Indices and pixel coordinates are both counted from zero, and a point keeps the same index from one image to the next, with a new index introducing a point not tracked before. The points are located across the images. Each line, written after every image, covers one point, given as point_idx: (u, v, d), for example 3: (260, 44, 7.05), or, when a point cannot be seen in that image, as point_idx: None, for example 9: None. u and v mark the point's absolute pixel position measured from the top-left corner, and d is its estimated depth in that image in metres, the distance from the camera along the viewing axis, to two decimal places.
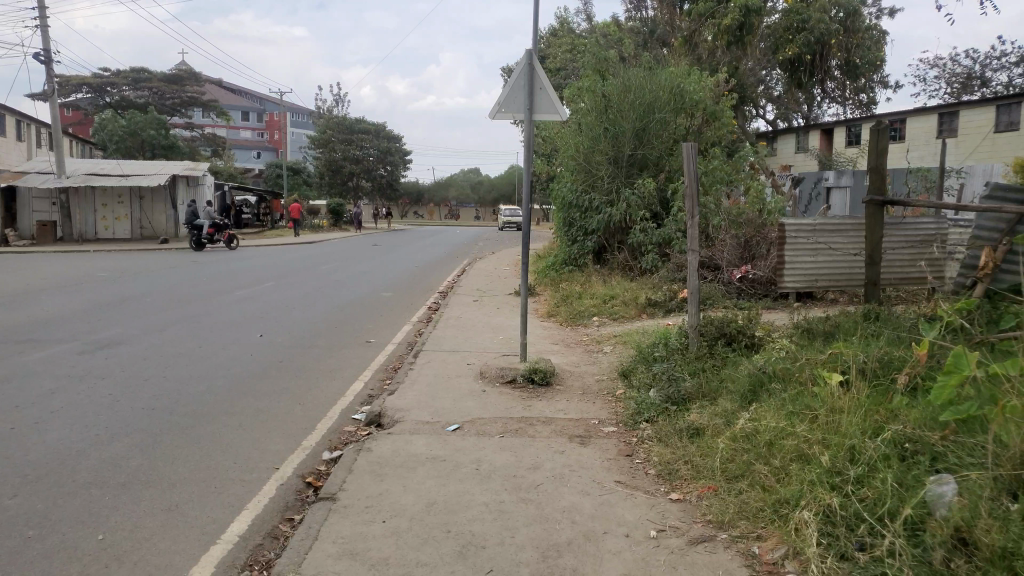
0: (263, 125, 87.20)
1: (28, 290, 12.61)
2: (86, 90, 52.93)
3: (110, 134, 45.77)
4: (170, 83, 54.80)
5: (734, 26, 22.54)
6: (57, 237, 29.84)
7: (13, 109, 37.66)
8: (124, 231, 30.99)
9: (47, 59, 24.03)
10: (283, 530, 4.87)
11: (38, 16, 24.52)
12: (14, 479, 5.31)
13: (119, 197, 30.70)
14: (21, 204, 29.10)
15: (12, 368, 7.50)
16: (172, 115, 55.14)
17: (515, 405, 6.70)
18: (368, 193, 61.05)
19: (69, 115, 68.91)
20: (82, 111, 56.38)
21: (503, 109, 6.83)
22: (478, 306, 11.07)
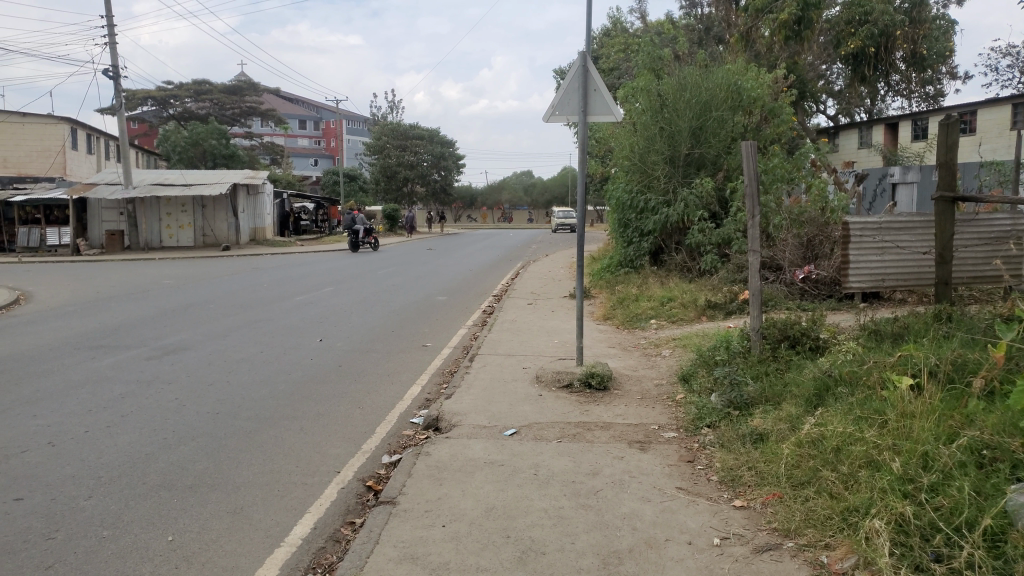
0: (320, 133, 88.85)
1: (99, 297, 13.12)
2: (150, 103, 54.72)
3: (174, 145, 47.40)
4: (230, 94, 56.28)
5: (792, 20, 21.32)
6: (125, 245, 31.05)
7: (83, 124, 39.23)
8: (187, 239, 31.79)
9: (116, 74, 24.95)
10: (345, 533, 4.93)
11: (107, 34, 25.45)
12: (89, 480, 5.51)
13: (183, 205, 31.61)
14: (91, 214, 30.92)
15: (86, 373, 7.79)
16: (233, 124, 56.75)
17: (573, 409, 6.65)
18: (423, 199, 61.61)
19: (136, 128, 71.50)
20: (148, 124, 58.40)
21: (557, 112, 6.80)
22: (532, 309, 11.03)
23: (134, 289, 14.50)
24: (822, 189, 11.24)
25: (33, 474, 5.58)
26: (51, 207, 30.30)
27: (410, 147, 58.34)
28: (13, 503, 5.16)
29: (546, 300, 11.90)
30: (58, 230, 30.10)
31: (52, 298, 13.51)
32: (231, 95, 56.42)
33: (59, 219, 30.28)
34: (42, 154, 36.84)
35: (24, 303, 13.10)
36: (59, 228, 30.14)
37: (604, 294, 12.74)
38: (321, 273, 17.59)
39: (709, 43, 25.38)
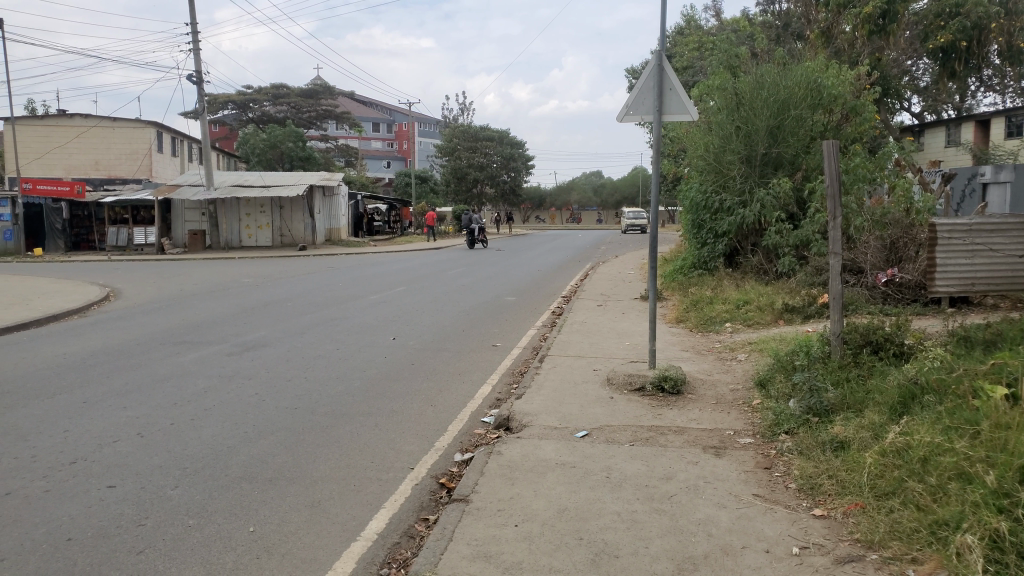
0: (392, 135, 90.31)
1: (184, 294, 13.64)
2: (231, 107, 56.72)
3: (252, 148, 48.89)
4: (307, 97, 57.78)
5: (876, 14, 19.71)
6: (207, 245, 32.23)
7: (168, 127, 40.91)
8: (265, 239, 32.69)
9: (199, 80, 25.89)
10: (419, 530, 4.98)
11: (192, 40, 26.44)
12: (176, 471, 5.73)
13: (262, 206, 32.57)
14: (175, 215, 32.17)
15: (171, 368, 8.11)
16: (308, 127, 58.27)
17: (646, 413, 6.57)
18: (492, 200, 61.57)
19: (218, 130, 74.31)
20: (228, 127, 60.55)
21: (631, 112, 6.73)
22: (602, 310, 10.95)
23: (215, 286, 15.03)
24: (907, 190, 10.84)
25: (124, 463, 5.83)
26: (138, 207, 31.85)
27: (481, 147, 58.65)
28: (106, 490, 5.40)
29: (617, 301, 11.82)
30: (145, 229, 31.38)
31: (141, 294, 14.16)
32: (307, 98, 57.96)
33: (145, 219, 31.85)
34: (129, 157, 38.50)
35: (114, 298, 13.77)
36: (145, 228, 31.42)
37: (677, 296, 12.61)
38: (393, 273, 17.89)
39: (788, 40, 24.76)
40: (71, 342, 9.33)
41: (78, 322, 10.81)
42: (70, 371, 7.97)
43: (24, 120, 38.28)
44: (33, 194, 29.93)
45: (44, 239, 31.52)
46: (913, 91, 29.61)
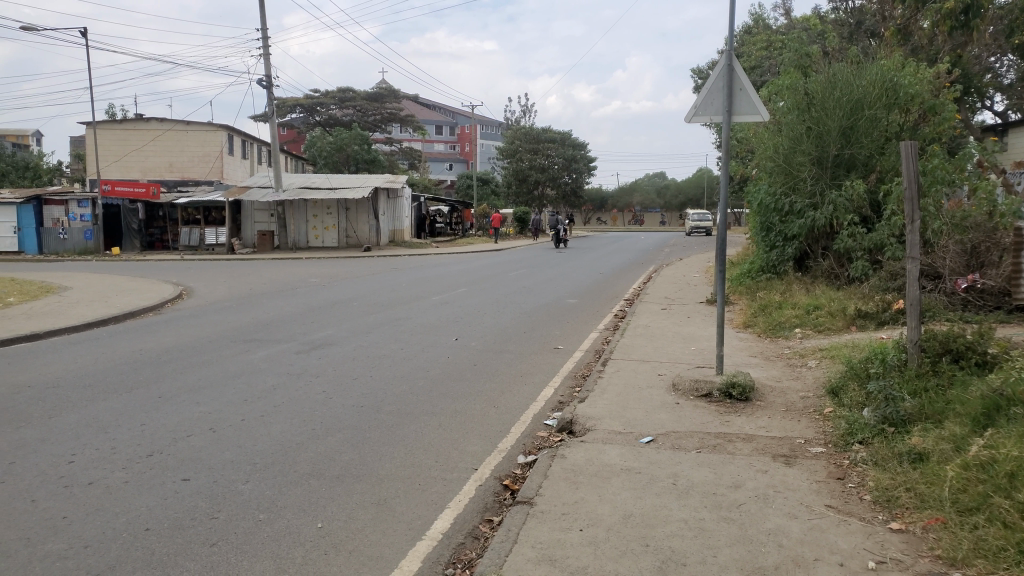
0: (455, 138, 91.08)
1: (255, 294, 13.99)
2: (299, 111, 58.05)
3: (319, 150, 49.74)
4: (372, 101, 58.69)
5: (958, 9, 17.59)
6: (275, 245, 33.09)
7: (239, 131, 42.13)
8: (332, 239, 33.39)
9: (268, 84, 26.54)
10: (483, 531, 5.00)
11: (262, 46, 27.13)
12: (246, 465, 5.87)
13: (329, 208, 33.23)
14: (245, 215, 32.83)
15: (242, 365, 8.33)
16: (373, 130, 59.20)
17: (713, 420, 6.45)
18: (553, 202, 61.05)
19: (287, 133, 76.25)
20: (296, 130, 62.13)
21: (699, 113, 6.64)
22: (665, 314, 10.80)
23: (284, 286, 15.39)
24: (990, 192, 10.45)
25: (197, 457, 6.00)
26: (210, 208, 32.46)
27: (543, 149, 58.19)
28: (181, 483, 5.57)
29: (681, 305, 11.65)
30: (215, 229, 32.26)
31: (215, 293, 14.60)
32: (372, 101, 58.91)
33: (216, 220, 32.44)
34: (201, 160, 39.85)
35: (188, 297, 14.24)
36: (216, 228, 32.28)
37: (744, 300, 12.42)
38: (456, 275, 18.00)
39: (861, 39, 23.53)
40: (148, 338, 9.67)
41: (155, 320, 11.21)
42: (148, 367, 8.25)
43: (105, 125, 39.85)
44: (112, 195, 31.09)
45: (122, 239, 32.87)
46: (995, 89, 27.96)
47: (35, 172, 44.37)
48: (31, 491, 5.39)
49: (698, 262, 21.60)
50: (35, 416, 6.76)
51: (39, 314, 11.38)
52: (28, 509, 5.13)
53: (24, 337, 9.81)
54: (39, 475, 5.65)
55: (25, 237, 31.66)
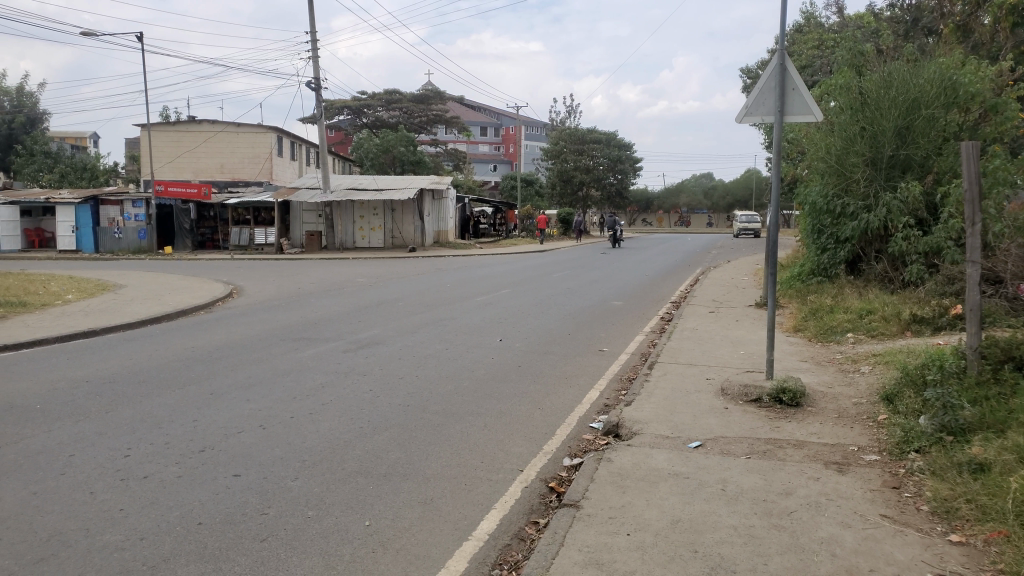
0: (500, 139, 91.35)
1: (303, 293, 14.22)
2: (346, 112, 58.87)
3: (366, 151, 50.20)
4: (418, 103, 59.20)
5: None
6: (322, 245, 33.48)
7: (288, 133, 42.86)
8: (378, 240, 33.72)
9: (317, 87, 26.93)
10: (529, 532, 4.99)
11: (311, 49, 27.54)
12: (296, 462, 5.96)
13: (375, 209, 33.57)
14: (294, 216, 33.52)
15: (291, 362, 8.47)
16: (419, 131, 59.65)
17: (763, 425, 6.34)
18: (598, 203, 60.40)
19: (335, 134, 77.46)
20: (343, 132, 62.99)
21: (750, 114, 6.58)
22: (713, 317, 10.66)
23: (332, 286, 15.61)
24: None
25: (248, 453, 6.11)
26: (259, 209, 33.11)
27: (588, 150, 57.61)
28: (232, 479, 5.67)
29: (730, 308, 11.50)
30: (265, 230, 33.02)
31: (266, 292, 14.89)
32: (418, 103, 59.45)
33: (266, 220, 33.22)
34: (252, 161, 40.63)
35: (238, 295, 14.53)
36: (265, 228, 33.04)
37: (794, 303, 12.23)
38: (501, 276, 18.07)
39: (918, 36, 23.20)
40: (200, 336, 9.90)
41: (208, 317, 11.48)
42: (199, 363, 8.44)
43: (159, 127, 40.92)
44: (165, 195, 31.93)
45: (174, 238, 33.72)
46: None
47: (93, 172, 45.79)
48: (89, 483, 5.55)
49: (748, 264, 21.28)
50: (92, 410, 6.96)
51: (97, 311, 11.73)
52: (87, 501, 5.28)
53: (81, 333, 10.11)
54: (97, 468, 5.81)
55: (82, 237, 32.70)
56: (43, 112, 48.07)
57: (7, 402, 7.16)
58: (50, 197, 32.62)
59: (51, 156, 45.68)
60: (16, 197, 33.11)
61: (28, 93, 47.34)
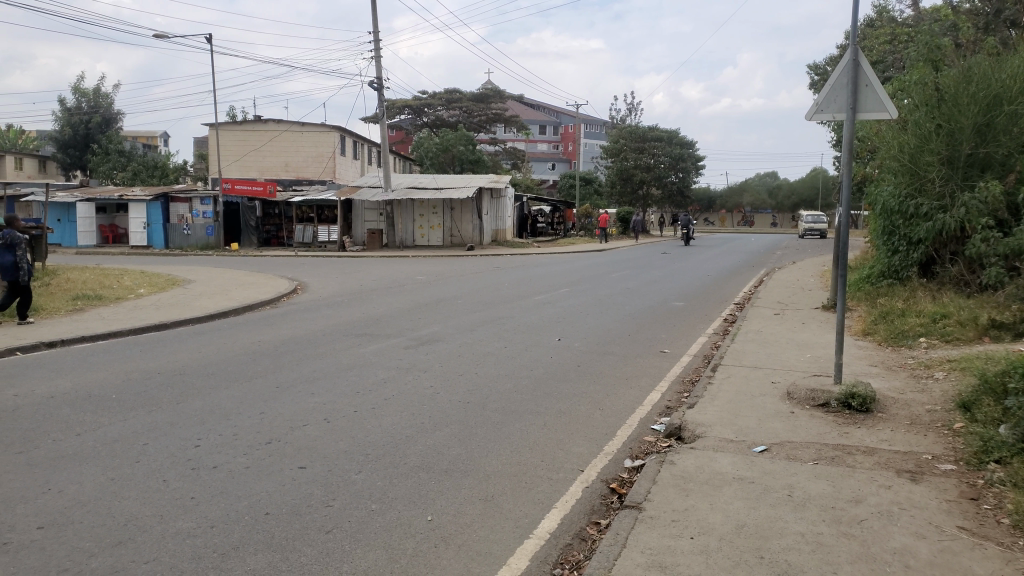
0: (559, 137, 91.12)
1: (366, 290, 14.45)
2: (407, 112, 59.56)
3: (426, 151, 50.66)
4: (478, 102, 59.57)
5: None
6: (383, 244, 33.97)
7: (351, 132, 43.61)
8: (436, 238, 34.00)
9: (379, 86, 27.28)
10: (591, 533, 4.96)
11: (374, 49, 27.90)
12: (359, 456, 6.05)
13: (434, 208, 33.85)
14: (356, 214, 34.06)
15: (354, 358, 8.61)
16: (478, 130, 59.95)
17: (831, 430, 6.19)
18: (658, 202, 59.14)
19: (395, 134, 78.52)
20: (403, 131, 63.80)
21: (821, 111, 6.46)
22: (778, 320, 10.44)
23: (394, 283, 15.83)
24: None
25: (313, 446, 6.23)
26: (323, 207, 34.10)
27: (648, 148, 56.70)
28: (298, 470, 5.79)
29: (795, 310, 11.24)
30: (328, 227, 33.95)
31: (330, 288, 15.19)
32: (478, 102, 59.88)
33: (329, 218, 34.05)
34: (316, 160, 41.47)
35: (303, 291, 14.85)
36: (329, 226, 34.05)
37: (864, 306, 11.90)
38: (561, 274, 18.08)
39: (1000, 29, 21.71)
40: (266, 330, 10.14)
41: (274, 312, 11.73)
42: (265, 357, 8.64)
43: (226, 126, 42.12)
44: (232, 193, 32.88)
45: (240, 234, 34.57)
46: None
47: (163, 171, 47.35)
48: (163, 471, 5.73)
49: (813, 265, 20.80)
50: (165, 401, 7.20)
51: (169, 305, 12.14)
52: (160, 488, 5.45)
53: (153, 326, 10.46)
54: (170, 457, 6.00)
55: (153, 233, 33.95)
56: (118, 112, 49.82)
57: (85, 391, 7.46)
58: (123, 194, 33.88)
59: (125, 155, 47.41)
60: (91, 194, 34.44)
61: (104, 94, 48.97)
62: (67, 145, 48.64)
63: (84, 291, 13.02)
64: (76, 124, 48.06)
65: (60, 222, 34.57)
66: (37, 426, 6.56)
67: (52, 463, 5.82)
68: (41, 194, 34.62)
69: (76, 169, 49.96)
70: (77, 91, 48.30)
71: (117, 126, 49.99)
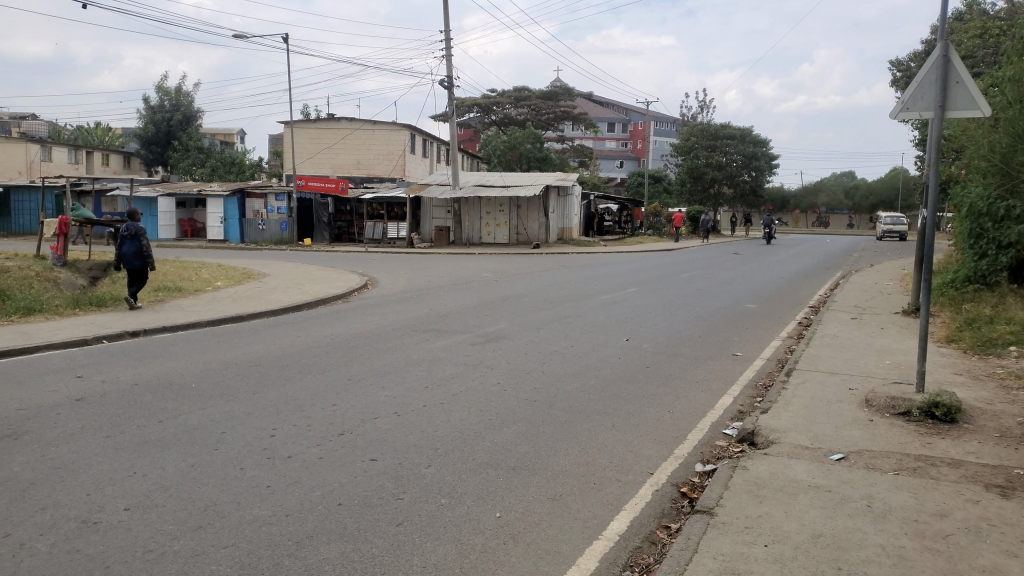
0: (628, 135, 90.43)
1: (439, 286, 14.63)
2: (475, 110, 60.02)
3: (493, 148, 50.93)
4: (547, 99, 59.58)
5: None
6: (450, 240, 34.29)
7: (420, 130, 44.19)
8: (503, 236, 34.14)
9: (449, 85, 27.51)
10: (660, 536, 4.91)
11: (445, 48, 28.17)
12: (428, 450, 6.13)
13: (501, 205, 34.00)
14: (424, 211, 34.48)
15: (422, 353, 8.72)
16: (545, 128, 59.96)
17: (913, 440, 5.97)
18: (730, 201, 57.50)
19: (464, 132, 79.27)
20: (471, 128, 64.35)
21: (907, 109, 6.25)
22: (855, 324, 10.14)
23: (465, 280, 15.98)
24: None
25: (384, 439, 6.34)
26: (393, 204, 34.66)
27: (721, 146, 55.54)
28: (369, 462, 5.90)
29: (873, 315, 10.89)
30: (397, 224, 34.49)
31: (401, 284, 15.41)
32: (546, 100, 59.88)
33: (398, 215, 34.65)
34: (386, 157, 42.20)
35: (373, 286, 15.14)
36: (398, 223, 34.61)
37: (949, 312, 11.48)
38: (629, 274, 17.98)
39: None
40: (336, 324, 10.35)
41: (345, 306, 11.98)
42: (337, 351, 8.83)
43: (299, 124, 43.24)
44: (306, 189, 33.94)
45: (313, 230, 35.39)
46: None
47: (239, 167, 48.94)
48: (240, 459, 5.91)
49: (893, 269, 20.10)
50: (242, 391, 7.43)
51: (246, 298, 12.52)
52: (238, 476, 5.63)
53: (229, 318, 10.81)
54: (247, 445, 6.19)
55: (230, 228, 34.97)
56: (197, 111, 51.34)
57: (167, 379, 7.76)
58: (201, 190, 35.12)
59: (203, 151, 49.14)
60: (170, 189, 35.82)
61: (185, 93, 50.73)
62: (151, 142, 50.78)
63: (166, 283, 13.55)
64: (158, 122, 50.10)
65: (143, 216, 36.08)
66: (122, 412, 6.86)
67: (137, 448, 6.07)
68: (124, 189, 36.18)
69: (158, 164, 51.89)
70: (160, 90, 50.38)
71: (196, 124, 51.87)
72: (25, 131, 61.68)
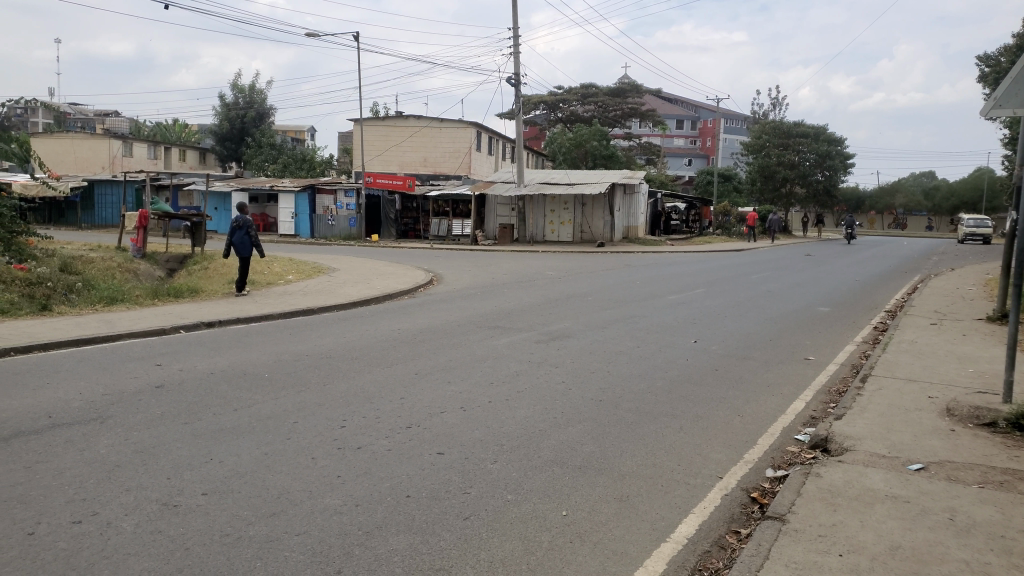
0: (696, 132, 89.14)
1: (510, 284, 14.69)
2: (542, 107, 59.96)
3: (559, 146, 50.87)
4: (613, 96, 59.11)
5: None
6: (514, 238, 34.33)
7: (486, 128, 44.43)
8: (566, 234, 34.07)
9: (516, 82, 27.58)
10: (730, 541, 4.83)
11: (514, 45, 28.24)
12: (494, 446, 6.17)
13: (566, 203, 33.95)
14: (489, 209, 34.73)
15: (487, 349, 8.78)
16: (613, 126, 59.60)
17: (998, 453, 5.73)
18: (802, 201, 55.65)
19: (529, 130, 79.34)
20: (537, 126, 64.36)
21: (1001, 104, 6.00)
22: (935, 330, 9.79)
23: (536, 278, 15.99)
24: None
25: (450, 433, 6.40)
26: (458, 202, 34.89)
27: (793, 144, 54.03)
28: (436, 456, 5.97)
29: (955, 321, 10.49)
30: (462, 222, 34.42)
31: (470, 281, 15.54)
32: (614, 97, 59.39)
33: (463, 212, 34.72)
34: (453, 155, 42.57)
35: (441, 283, 15.28)
36: (462, 220, 34.33)
37: None
38: (696, 274, 17.74)
39: None
40: (403, 319, 10.51)
41: (413, 302, 12.12)
42: (404, 345, 8.95)
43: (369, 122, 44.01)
44: (374, 185, 34.59)
45: (380, 226, 36.05)
46: None
47: (309, 164, 50.20)
48: (311, 449, 6.05)
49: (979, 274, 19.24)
50: (313, 382, 7.61)
51: (317, 292, 12.82)
52: (310, 465, 5.77)
53: (301, 311, 11.08)
54: (318, 435, 6.34)
55: (300, 223, 35.92)
56: (270, 108, 53.14)
57: (242, 369, 8.01)
58: (272, 185, 36.14)
59: (275, 148, 50.57)
60: (243, 184, 36.95)
61: (258, 90, 52.55)
62: (225, 138, 52.48)
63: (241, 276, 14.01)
64: (232, 118, 51.62)
65: (217, 211, 37.52)
66: (199, 400, 7.10)
67: (213, 435, 6.27)
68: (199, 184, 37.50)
69: (231, 160, 53.56)
70: (235, 88, 51.95)
71: (268, 121, 53.34)
72: (110, 127, 64.54)
